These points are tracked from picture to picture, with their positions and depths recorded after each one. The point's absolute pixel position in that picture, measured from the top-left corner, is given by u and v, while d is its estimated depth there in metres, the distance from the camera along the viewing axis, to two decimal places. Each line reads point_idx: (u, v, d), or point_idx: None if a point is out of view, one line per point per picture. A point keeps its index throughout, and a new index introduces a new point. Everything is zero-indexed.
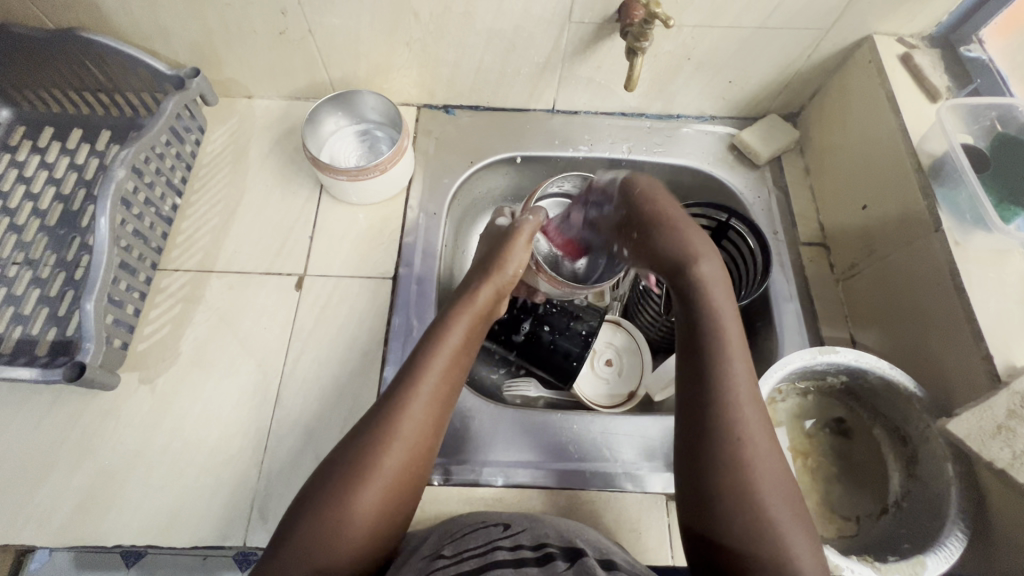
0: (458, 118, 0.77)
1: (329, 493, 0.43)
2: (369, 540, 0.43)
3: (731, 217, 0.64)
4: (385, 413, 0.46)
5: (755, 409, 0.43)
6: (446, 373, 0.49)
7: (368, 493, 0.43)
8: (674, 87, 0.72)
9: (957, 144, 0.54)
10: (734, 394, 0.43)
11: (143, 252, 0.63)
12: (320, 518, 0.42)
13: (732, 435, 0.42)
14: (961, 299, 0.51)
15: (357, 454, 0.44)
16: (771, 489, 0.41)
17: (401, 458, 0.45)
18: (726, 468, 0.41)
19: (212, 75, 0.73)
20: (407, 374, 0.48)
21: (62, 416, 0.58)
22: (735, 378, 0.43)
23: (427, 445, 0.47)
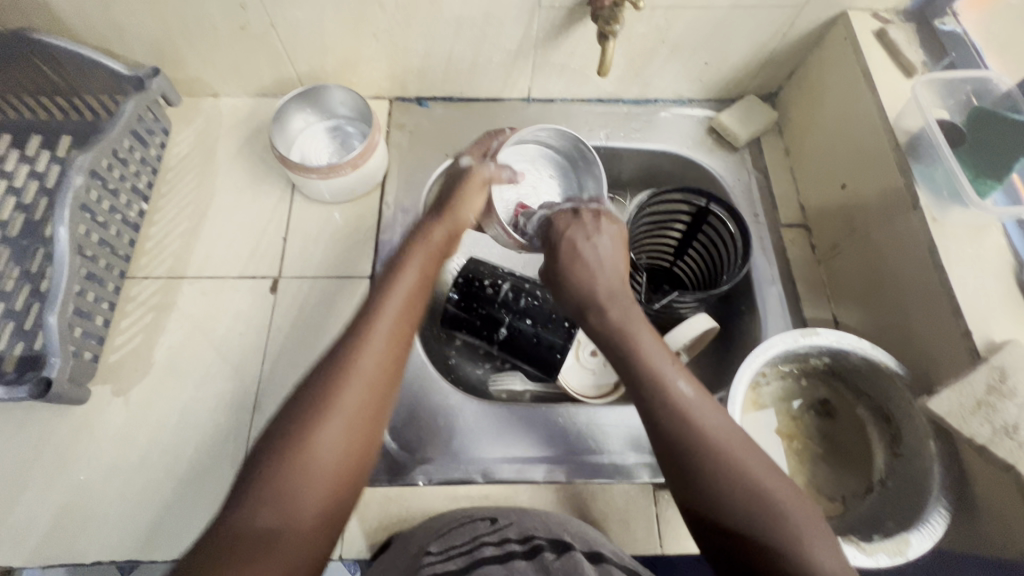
0: (431, 110, 0.75)
1: (286, 437, 0.40)
2: (335, 486, 0.40)
3: (710, 202, 0.64)
4: (345, 349, 0.44)
5: (720, 418, 0.42)
6: (404, 309, 0.48)
7: (329, 432, 0.40)
8: (650, 71, 0.71)
9: (933, 120, 0.53)
10: (690, 406, 0.42)
11: (110, 261, 0.61)
12: (281, 465, 0.39)
13: (696, 446, 0.40)
14: (940, 276, 0.51)
15: (317, 394, 0.42)
16: (769, 483, 0.39)
17: (362, 395, 0.42)
18: (708, 468, 0.39)
19: (174, 74, 0.70)
20: (365, 316, 0.47)
21: (34, 433, 0.56)
22: (679, 390, 0.43)
23: (388, 393, 0.44)
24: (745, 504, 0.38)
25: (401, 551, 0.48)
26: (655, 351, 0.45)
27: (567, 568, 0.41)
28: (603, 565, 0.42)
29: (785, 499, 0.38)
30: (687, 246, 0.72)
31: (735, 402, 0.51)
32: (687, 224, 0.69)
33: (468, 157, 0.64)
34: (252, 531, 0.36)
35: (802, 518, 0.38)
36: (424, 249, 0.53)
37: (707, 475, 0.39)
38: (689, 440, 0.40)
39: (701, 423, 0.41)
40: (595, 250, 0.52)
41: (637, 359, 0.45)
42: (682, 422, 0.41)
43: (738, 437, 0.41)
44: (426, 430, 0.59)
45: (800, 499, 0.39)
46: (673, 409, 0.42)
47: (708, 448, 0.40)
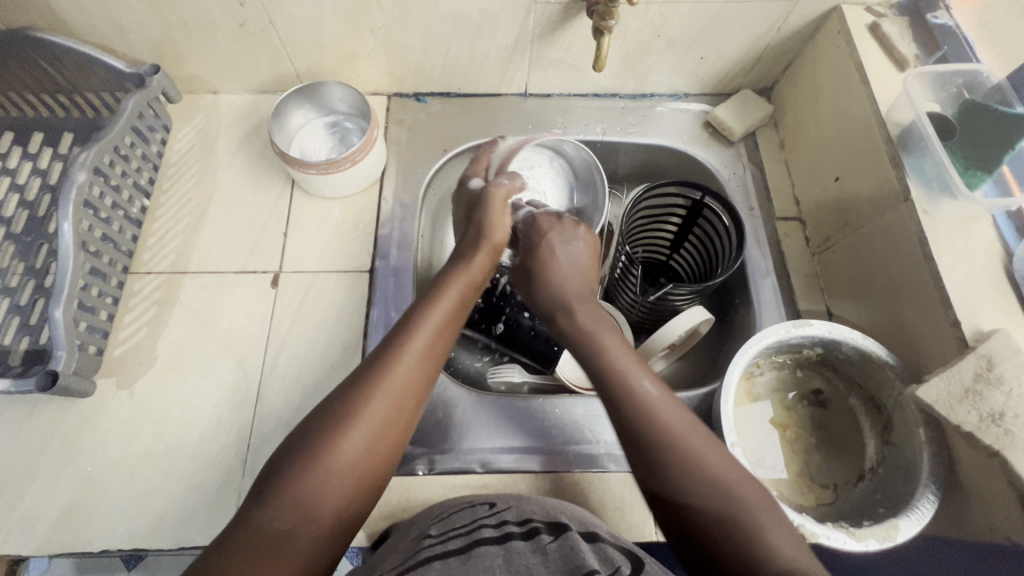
0: (429, 106, 0.76)
1: (316, 445, 0.41)
2: (352, 494, 0.41)
3: (705, 195, 0.65)
4: (375, 365, 0.45)
5: (679, 410, 0.43)
6: (439, 328, 0.49)
7: (354, 441, 0.41)
8: (646, 65, 0.71)
9: (923, 112, 0.54)
10: (649, 397, 0.44)
11: (113, 256, 0.62)
12: (309, 470, 0.40)
13: (654, 433, 0.42)
14: (930, 267, 0.52)
15: (345, 406, 0.43)
16: (725, 470, 0.40)
17: (390, 406, 0.44)
18: (666, 455, 0.41)
19: (174, 71, 0.71)
20: (398, 332, 0.48)
21: (40, 426, 0.57)
22: (639, 384, 0.45)
23: (413, 409, 0.45)
24: (700, 488, 0.39)
25: (401, 535, 0.49)
26: (615, 347, 0.48)
27: (563, 547, 0.42)
28: (599, 544, 0.43)
29: (741, 486, 0.39)
30: (683, 239, 0.72)
31: (727, 391, 0.52)
32: (683, 217, 0.69)
33: (477, 177, 0.64)
34: (270, 531, 0.38)
35: (757, 502, 0.39)
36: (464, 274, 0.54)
37: (665, 461, 0.40)
38: (651, 428, 0.42)
39: (659, 413, 0.43)
40: (563, 254, 0.57)
41: (600, 355, 0.48)
42: (638, 411, 0.43)
43: (693, 426, 0.42)
44: (425, 421, 0.60)
45: (754, 486, 0.40)
46: (631, 400, 0.44)
47: (668, 435, 0.41)
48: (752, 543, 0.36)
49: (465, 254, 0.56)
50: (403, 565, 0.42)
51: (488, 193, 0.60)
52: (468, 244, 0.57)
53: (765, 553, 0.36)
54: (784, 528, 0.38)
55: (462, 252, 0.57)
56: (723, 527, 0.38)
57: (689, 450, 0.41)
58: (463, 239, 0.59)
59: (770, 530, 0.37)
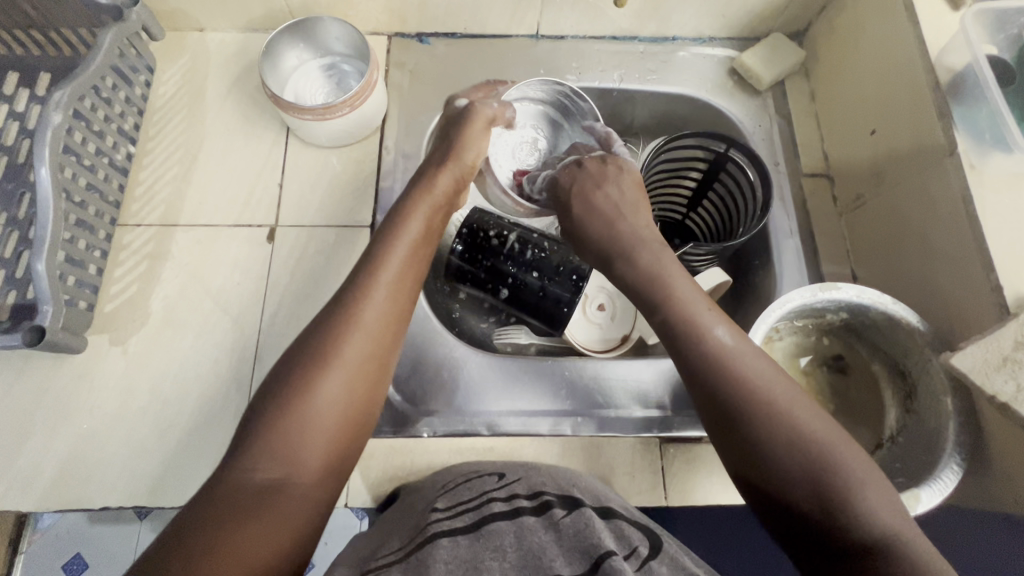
0: (433, 47, 0.70)
1: (287, 391, 0.38)
2: (339, 438, 0.39)
3: (730, 148, 0.60)
4: (344, 301, 0.42)
5: (759, 358, 0.39)
6: (408, 259, 0.45)
7: (333, 382, 0.39)
8: (670, 4, 0.65)
9: (982, 54, 0.48)
10: (729, 355, 0.39)
11: (99, 207, 0.58)
12: (281, 416, 0.37)
13: (734, 398, 0.38)
14: (973, 228, 0.48)
15: (317, 344, 0.40)
16: (816, 429, 0.37)
17: (365, 346, 0.41)
18: (754, 418, 0.37)
19: (155, 4, 0.65)
20: (364, 266, 0.44)
21: (31, 382, 0.56)
22: (711, 335, 0.40)
23: (395, 340, 0.43)
24: (794, 453, 0.36)
25: (408, 507, 0.48)
26: (685, 298, 0.42)
27: (578, 521, 0.40)
28: (613, 521, 0.42)
29: (833, 443, 0.36)
30: (702, 196, 0.68)
31: None
32: (703, 173, 0.65)
33: (466, 99, 0.59)
34: (254, 485, 0.36)
35: (856, 469, 0.35)
36: (430, 199, 0.50)
37: (749, 423, 0.37)
38: (733, 389, 0.38)
39: (737, 369, 0.39)
40: (609, 198, 0.50)
41: (669, 306, 0.42)
42: (718, 373, 0.39)
43: (786, 389, 0.38)
44: (430, 383, 0.58)
45: (845, 440, 0.37)
46: (708, 355, 0.40)
47: (743, 393, 0.38)
48: (846, 503, 0.34)
49: (427, 173, 0.52)
50: (412, 542, 0.41)
51: (466, 115, 0.55)
52: (430, 165, 0.52)
53: (859, 517, 0.34)
54: (877, 483, 0.35)
55: (426, 169, 0.52)
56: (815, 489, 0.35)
57: (777, 411, 0.37)
58: (425, 160, 0.54)
59: (861, 488, 0.35)
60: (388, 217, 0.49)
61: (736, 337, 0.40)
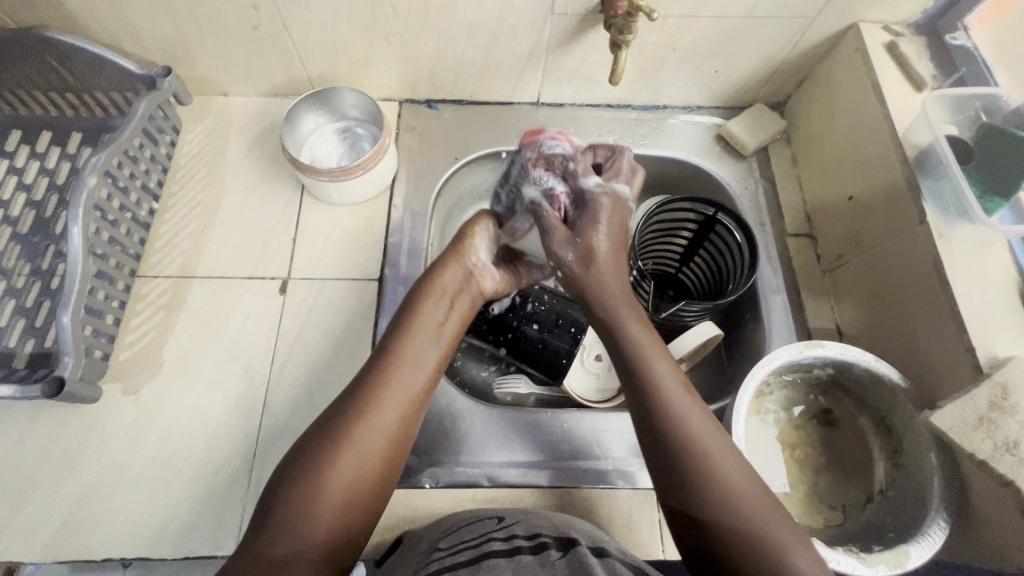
0: (441, 113, 0.75)
1: (307, 474, 0.42)
2: (346, 516, 0.43)
3: (717, 211, 0.65)
4: (367, 388, 0.47)
5: (710, 425, 0.45)
6: (425, 354, 0.51)
7: (346, 466, 0.43)
8: (661, 77, 0.71)
9: (942, 135, 0.53)
10: (685, 414, 0.45)
11: (120, 259, 0.61)
12: (302, 495, 0.42)
13: (683, 455, 0.43)
14: (945, 292, 0.52)
15: (334, 428, 0.45)
16: (750, 492, 0.42)
17: (379, 433, 0.45)
18: (699, 475, 0.42)
19: (185, 72, 0.70)
20: (384, 355, 0.49)
21: (44, 430, 0.57)
22: (673, 393, 0.46)
23: (409, 426, 0.48)
24: (727, 507, 0.41)
25: (409, 549, 0.49)
26: (645, 346, 0.49)
27: (572, 562, 0.42)
28: (607, 560, 0.43)
29: (752, 504, 0.41)
30: (693, 253, 0.72)
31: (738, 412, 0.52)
32: (693, 232, 0.69)
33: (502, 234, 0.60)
34: (272, 557, 0.39)
35: (774, 528, 0.40)
36: (445, 296, 0.54)
37: (693, 490, 0.42)
38: (682, 444, 0.43)
39: (687, 427, 0.44)
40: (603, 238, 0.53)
41: (636, 358, 0.48)
42: (672, 429, 0.44)
43: (721, 440, 0.44)
44: (432, 435, 0.60)
45: (763, 493, 0.42)
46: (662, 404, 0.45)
47: (690, 449, 0.43)
48: (770, 560, 0.39)
49: (446, 258, 0.57)
50: None
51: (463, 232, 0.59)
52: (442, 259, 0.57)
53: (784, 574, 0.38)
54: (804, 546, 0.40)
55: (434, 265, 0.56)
56: (736, 538, 0.40)
57: (711, 467, 0.42)
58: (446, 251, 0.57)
59: (778, 538, 0.40)
60: (401, 308, 0.54)
61: (692, 401, 0.46)
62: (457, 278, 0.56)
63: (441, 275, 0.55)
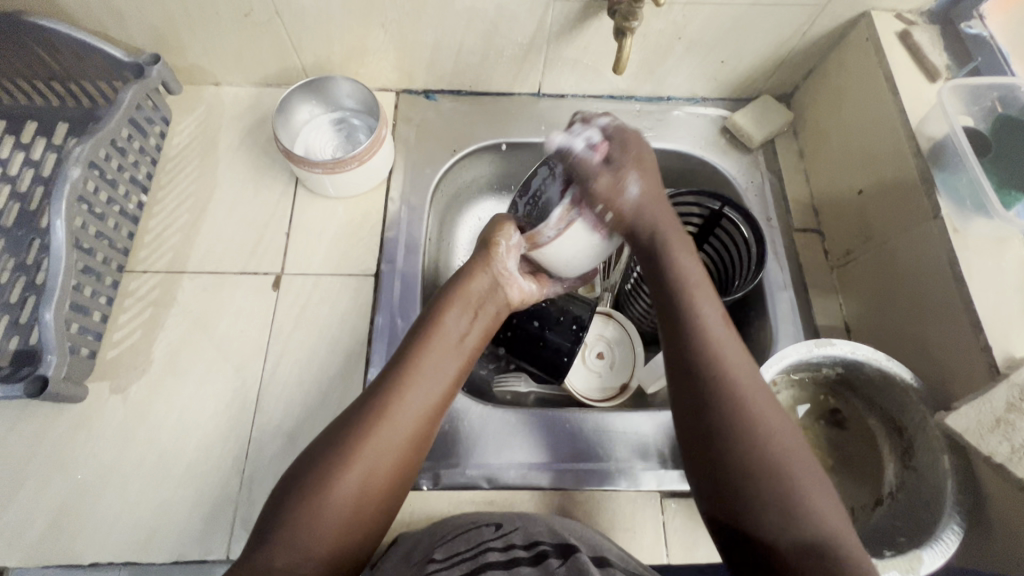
0: (439, 104, 0.73)
1: (310, 486, 0.41)
2: (350, 529, 0.42)
3: (724, 205, 0.63)
4: (380, 397, 0.45)
5: (777, 419, 0.41)
6: (442, 364, 0.49)
7: (353, 479, 0.42)
8: (665, 67, 0.69)
9: (959, 127, 0.51)
10: (758, 408, 0.41)
11: (108, 254, 0.59)
12: (304, 508, 0.40)
13: (742, 453, 0.40)
14: (960, 289, 0.50)
15: (342, 437, 0.43)
16: (821, 494, 0.39)
17: (389, 445, 0.44)
18: (770, 482, 0.39)
19: (174, 61, 0.68)
20: (400, 364, 0.47)
21: (28, 430, 0.55)
22: (740, 384, 0.42)
23: (423, 437, 0.46)
24: (794, 510, 0.38)
25: (403, 558, 0.47)
26: (713, 326, 0.45)
27: (571, 571, 0.42)
28: (609, 570, 0.42)
29: (819, 506, 0.38)
30: (698, 249, 0.70)
31: None
32: (699, 227, 0.67)
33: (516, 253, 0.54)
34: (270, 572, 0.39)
35: (839, 534, 0.38)
36: (466, 301, 0.52)
37: (760, 492, 0.39)
38: (747, 449, 0.40)
39: (755, 422, 0.41)
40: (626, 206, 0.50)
41: (707, 346, 0.44)
42: (738, 426, 0.40)
43: (790, 435, 0.41)
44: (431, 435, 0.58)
45: (806, 455, 0.40)
46: (718, 394, 0.42)
47: (761, 445, 0.40)
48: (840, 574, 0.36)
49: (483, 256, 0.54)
50: None
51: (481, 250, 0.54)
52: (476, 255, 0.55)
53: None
54: (865, 558, 0.38)
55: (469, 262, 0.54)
56: (796, 546, 0.37)
57: (784, 465, 0.39)
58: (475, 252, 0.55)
59: (818, 504, 0.39)
60: (425, 311, 0.52)
61: (762, 395, 0.42)
62: (484, 286, 0.53)
63: (474, 273, 0.53)
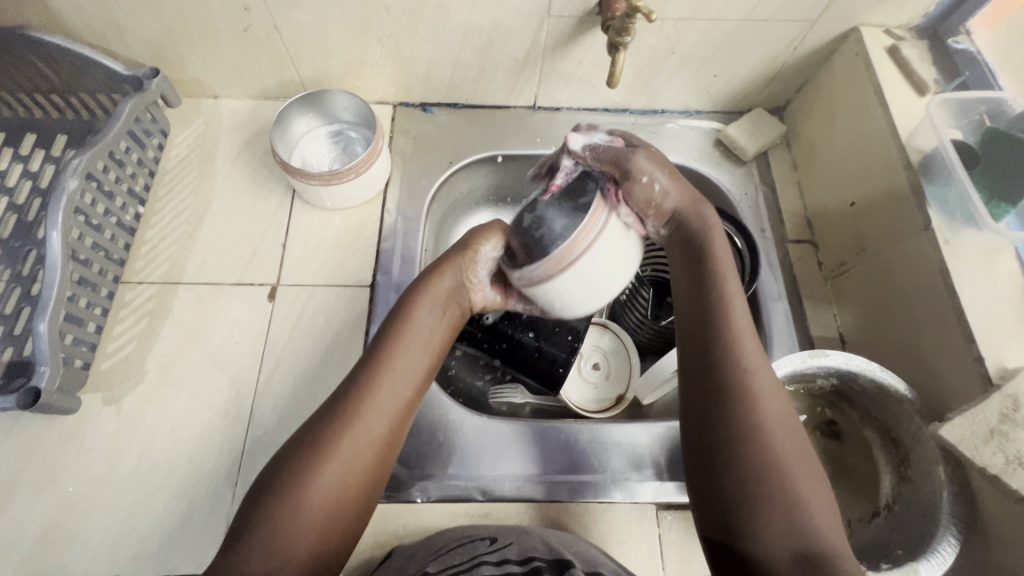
0: (436, 116, 0.74)
1: (285, 489, 0.41)
2: (327, 530, 0.41)
3: (718, 217, 0.63)
4: (352, 398, 0.45)
5: (792, 436, 0.41)
6: (412, 361, 0.48)
7: (328, 479, 0.42)
8: (659, 81, 0.70)
9: (948, 140, 0.52)
10: (773, 420, 0.41)
11: (104, 265, 0.59)
12: (279, 511, 0.40)
13: (756, 461, 0.40)
14: (953, 301, 0.50)
15: (316, 438, 0.43)
16: (824, 512, 0.40)
17: (362, 443, 0.44)
18: (782, 498, 0.39)
19: (174, 74, 0.69)
20: (370, 363, 0.47)
21: (19, 443, 0.55)
22: (764, 400, 0.42)
23: (395, 433, 0.46)
24: (792, 525, 0.38)
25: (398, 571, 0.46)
26: (740, 330, 0.44)
27: None
28: None
29: (820, 522, 0.39)
30: None
31: None
32: None
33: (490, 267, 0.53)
34: None
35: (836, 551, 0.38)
36: (435, 299, 0.52)
37: (766, 502, 0.39)
38: (764, 461, 0.40)
39: (775, 437, 0.40)
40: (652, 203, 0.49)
41: (728, 349, 0.44)
42: (752, 434, 0.40)
43: (801, 449, 0.41)
44: (425, 448, 0.58)
45: (814, 469, 0.41)
46: (764, 422, 0.41)
47: (763, 455, 0.40)
48: None
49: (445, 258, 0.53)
50: None
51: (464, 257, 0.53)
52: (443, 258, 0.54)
53: None
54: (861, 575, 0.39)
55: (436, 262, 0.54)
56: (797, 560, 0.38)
57: (788, 478, 0.39)
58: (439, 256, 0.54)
59: (818, 520, 0.39)
60: (393, 310, 0.51)
61: (780, 408, 0.42)
62: (452, 284, 0.53)
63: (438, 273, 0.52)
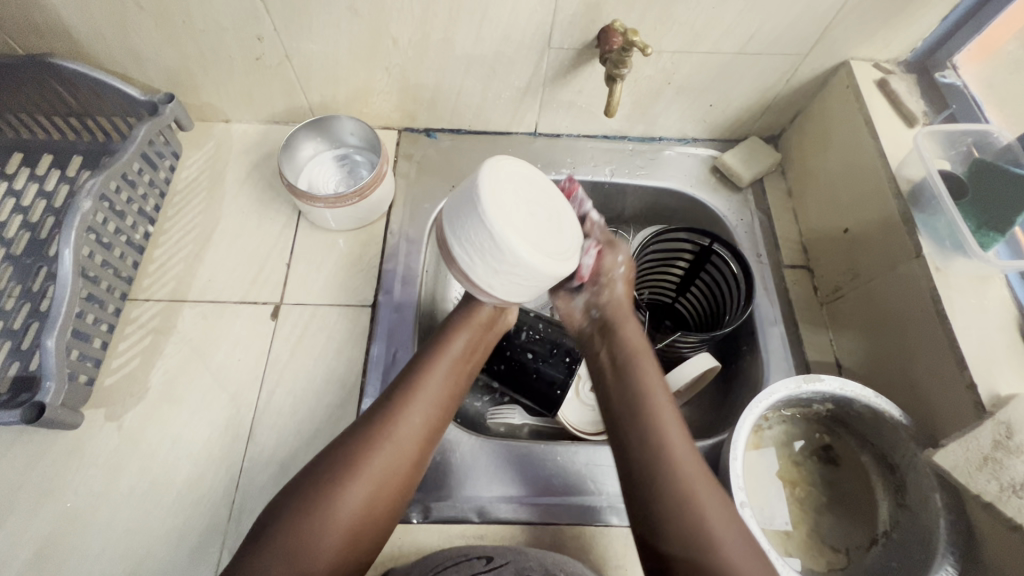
0: (439, 141, 0.76)
1: (313, 502, 0.44)
2: (348, 544, 0.45)
3: (713, 242, 0.65)
4: (378, 419, 0.49)
5: (698, 465, 0.46)
6: (434, 388, 0.51)
7: (350, 496, 0.45)
8: (656, 110, 0.72)
9: (935, 171, 0.54)
10: (680, 454, 0.46)
11: (112, 283, 0.61)
12: (306, 522, 0.43)
13: (666, 489, 0.45)
14: (944, 327, 0.51)
15: (346, 456, 0.47)
16: (737, 537, 0.43)
17: (383, 463, 0.47)
18: (688, 521, 0.43)
19: (187, 99, 0.71)
20: (397, 386, 0.51)
21: (21, 457, 0.55)
22: (669, 433, 0.48)
23: (419, 456, 0.49)
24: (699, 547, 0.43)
25: None
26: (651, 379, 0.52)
27: None
28: None
29: (728, 543, 0.43)
30: (690, 282, 0.71)
31: (737, 446, 0.50)
32: (690, 262, 0.69)
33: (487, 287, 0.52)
34: None
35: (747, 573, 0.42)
36: (466, 328, 0.55)
37: (673, 525, 0.44)
38: (669, 486, 0.45)
39: (681, 465, 0.46)
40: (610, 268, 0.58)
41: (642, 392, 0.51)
42: (659, 466, 0.46)
43: (708, 479, 0.46)
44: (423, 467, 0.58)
45: (725, 497, 0.45)
46: (671, 456, 0.46)
47: (670, 482, 0.45)
48: None
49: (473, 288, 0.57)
50: None
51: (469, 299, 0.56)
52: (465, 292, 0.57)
53: None
54: None
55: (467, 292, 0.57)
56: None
57: (694, 502, 0.44)
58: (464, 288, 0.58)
59: (727, 542, 0.43)
60: (432, 336, 0.55)
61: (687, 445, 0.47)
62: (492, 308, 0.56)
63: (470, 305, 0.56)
